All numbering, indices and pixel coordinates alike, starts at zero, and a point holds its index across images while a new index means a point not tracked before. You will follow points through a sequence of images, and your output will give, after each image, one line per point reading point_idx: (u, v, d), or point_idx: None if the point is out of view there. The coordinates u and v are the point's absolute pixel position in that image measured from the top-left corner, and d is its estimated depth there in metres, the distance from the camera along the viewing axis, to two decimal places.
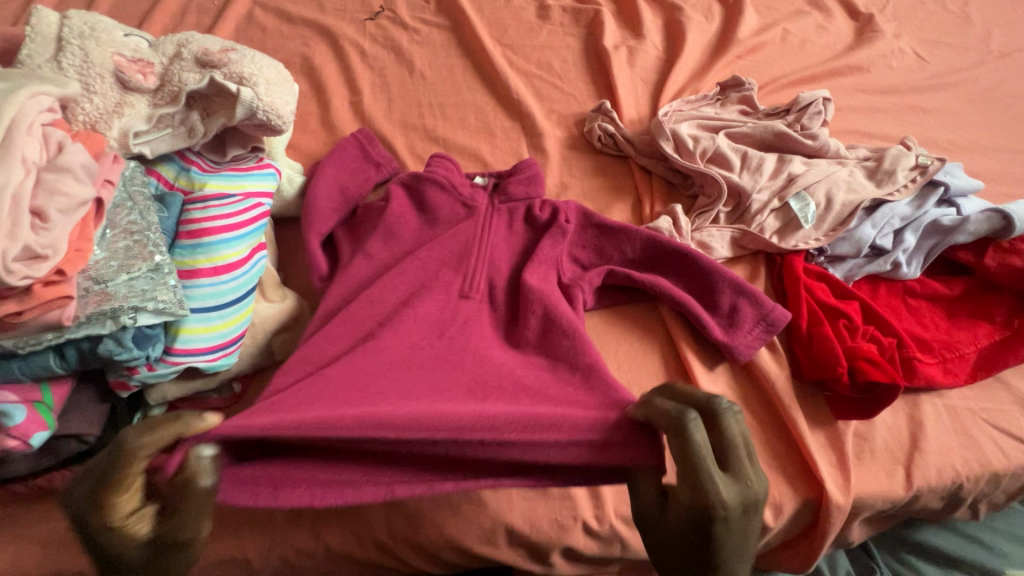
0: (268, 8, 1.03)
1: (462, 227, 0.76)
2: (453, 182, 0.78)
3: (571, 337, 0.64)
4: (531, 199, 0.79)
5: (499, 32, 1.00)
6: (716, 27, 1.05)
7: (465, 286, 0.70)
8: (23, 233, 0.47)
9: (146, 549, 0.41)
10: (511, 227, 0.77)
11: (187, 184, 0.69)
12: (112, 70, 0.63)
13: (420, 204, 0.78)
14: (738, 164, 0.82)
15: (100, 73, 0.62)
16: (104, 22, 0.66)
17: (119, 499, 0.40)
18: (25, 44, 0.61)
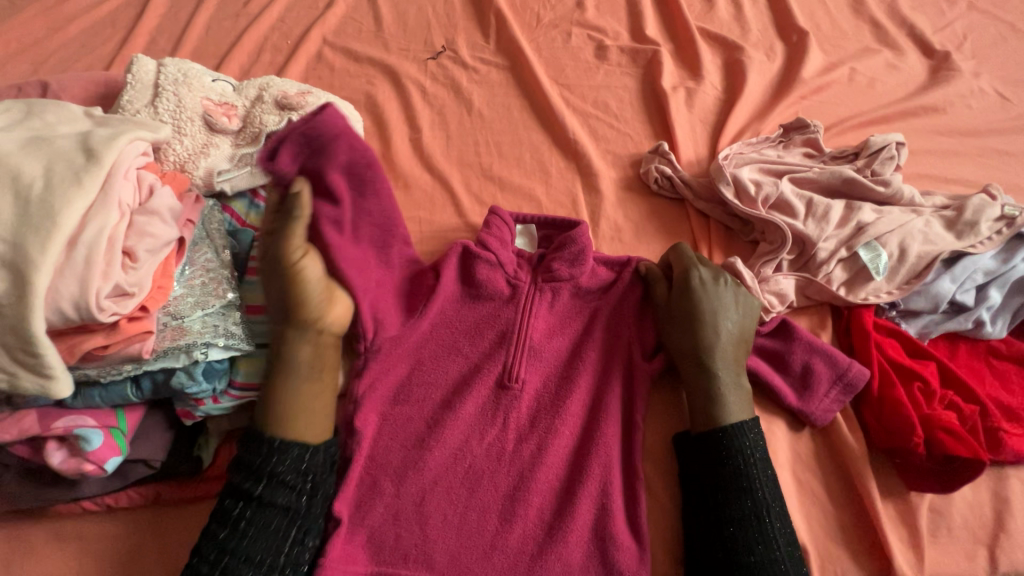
0: (336, 47, 1.08)
1: (506, 309, 0.75)
2: (500, 254, 0.77)
3: (608, 442, 0.68)
4: (576, 279, 0.76)
5: (556, 71, 1.02)
6: (778, 66, 1.02)
7: (505, 378, 0.71)
8: (114, 273, 0.51)
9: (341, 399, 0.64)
10: (554, 309, 0.76)
11: (258, 221, 0.70)
12: (200, 114, 0.68)
13: (467, 275, 0.77)
14: (803, 212, 0.78)
15: (191, 116, 0.67)
16: (195, 68, 0.71)
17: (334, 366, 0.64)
18: (127, 91, 0.67)
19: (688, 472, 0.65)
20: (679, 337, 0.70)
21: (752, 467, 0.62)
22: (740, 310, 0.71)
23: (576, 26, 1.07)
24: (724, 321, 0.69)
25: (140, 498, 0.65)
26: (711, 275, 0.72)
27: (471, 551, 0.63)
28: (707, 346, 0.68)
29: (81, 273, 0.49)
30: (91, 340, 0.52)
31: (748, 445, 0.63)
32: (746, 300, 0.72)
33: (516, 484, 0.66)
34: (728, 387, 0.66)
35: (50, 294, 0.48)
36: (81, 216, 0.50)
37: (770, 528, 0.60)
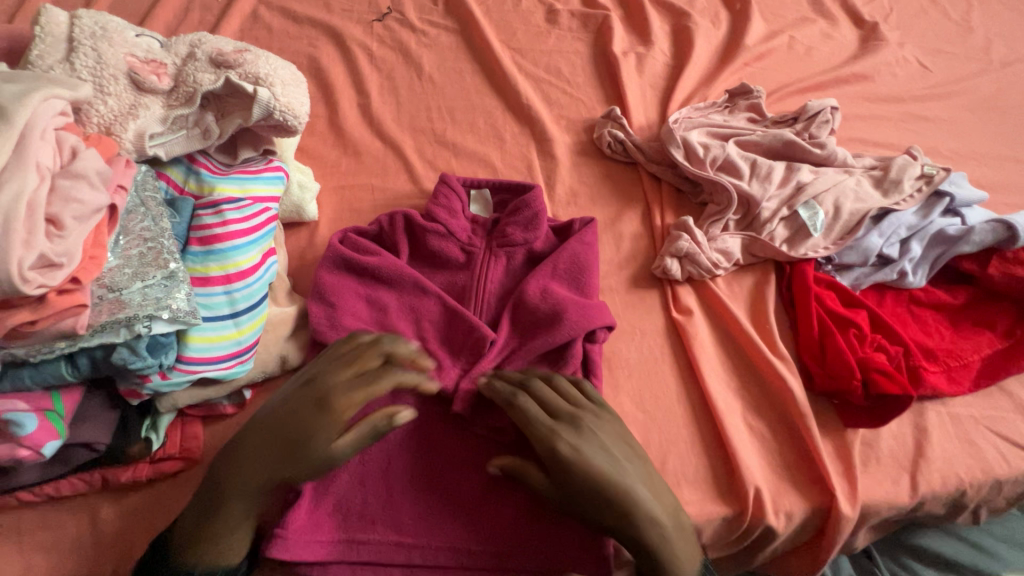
0: (274, 7, 1.02)
1: (463, 275, 0.76)
2: (449, 223, 0.76)
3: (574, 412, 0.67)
4: (530, 243, 0.76)
5: (507, 35, 1.00)
6: (723, 33, 1.05)
7: (468, 346, 0.70)
8: (37, 242, 0.46)
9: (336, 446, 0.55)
10: (509, 272, 0.76)
11: (197, 188, 0.67)
12: (125, 71, 0.62)
13: (422, 247, 0.77)
14: (747, 173, 0.82)
15: (114, 74, 0.61)
16: (114, 21, 0.65)
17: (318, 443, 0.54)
18: (36, 45, 0.60)
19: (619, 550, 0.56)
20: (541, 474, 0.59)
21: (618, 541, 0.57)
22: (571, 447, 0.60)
23: None
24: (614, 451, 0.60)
25: (85, 484, 0.62)
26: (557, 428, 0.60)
27: (438, 515, 0.63)
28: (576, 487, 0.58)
29: None
30: (14, 317, 0.47)
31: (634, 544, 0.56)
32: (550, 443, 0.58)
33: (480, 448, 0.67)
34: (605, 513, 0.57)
35: None
36: None
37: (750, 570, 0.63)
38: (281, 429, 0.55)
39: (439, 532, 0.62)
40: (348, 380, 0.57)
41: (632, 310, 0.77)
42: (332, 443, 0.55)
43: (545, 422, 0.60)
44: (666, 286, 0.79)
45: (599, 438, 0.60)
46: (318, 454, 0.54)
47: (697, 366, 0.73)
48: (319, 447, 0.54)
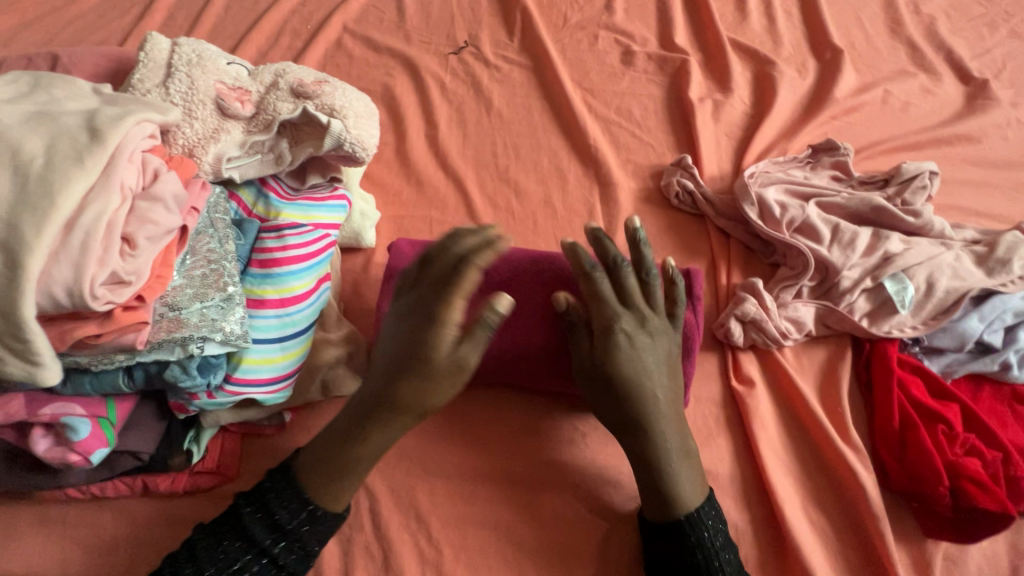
0: (357, 37, 1.07)
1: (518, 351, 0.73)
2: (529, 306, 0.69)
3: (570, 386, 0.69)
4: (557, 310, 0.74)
5: (580, 74, 0.99)
6: (810, 83, 0.98)
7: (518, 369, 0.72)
8: (110, 260, 0.48)
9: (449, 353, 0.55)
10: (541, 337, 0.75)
11: (264, 211, 0.69)
12: (213, 97, 0.65)
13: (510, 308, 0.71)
14: (828, 237, 0.75)
15: (203, 100, 0.64)
16: (209, 49, 0.68)
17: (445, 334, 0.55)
18: (138, 70, 0.64)
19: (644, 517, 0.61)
20: (602, 403, 0.62)
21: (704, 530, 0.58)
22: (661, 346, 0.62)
23: (603, 29, 1.04)
24: (650, 371, 0.61)
25: (127, 488, 0.65)
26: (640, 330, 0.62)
27: (471, 505, 0.66)
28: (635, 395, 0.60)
29: (75, 258, 0.47)
30: (82, 329, 0.49)
31: (705, 534, 0.58)
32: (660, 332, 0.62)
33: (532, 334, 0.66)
34: (673, 450, 0.60)
35: (42, 278, 0.46)
36: (79, 201, 0.48)
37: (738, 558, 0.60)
38: (408, 399, 0.56)
39: (477, 518, 0.65)
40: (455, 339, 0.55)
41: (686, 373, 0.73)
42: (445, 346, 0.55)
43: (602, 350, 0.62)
44: (726, 350, 0.74)
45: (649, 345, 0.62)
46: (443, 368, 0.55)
47: (755, 445, 0.67)
48: (444, 363, 0.55)
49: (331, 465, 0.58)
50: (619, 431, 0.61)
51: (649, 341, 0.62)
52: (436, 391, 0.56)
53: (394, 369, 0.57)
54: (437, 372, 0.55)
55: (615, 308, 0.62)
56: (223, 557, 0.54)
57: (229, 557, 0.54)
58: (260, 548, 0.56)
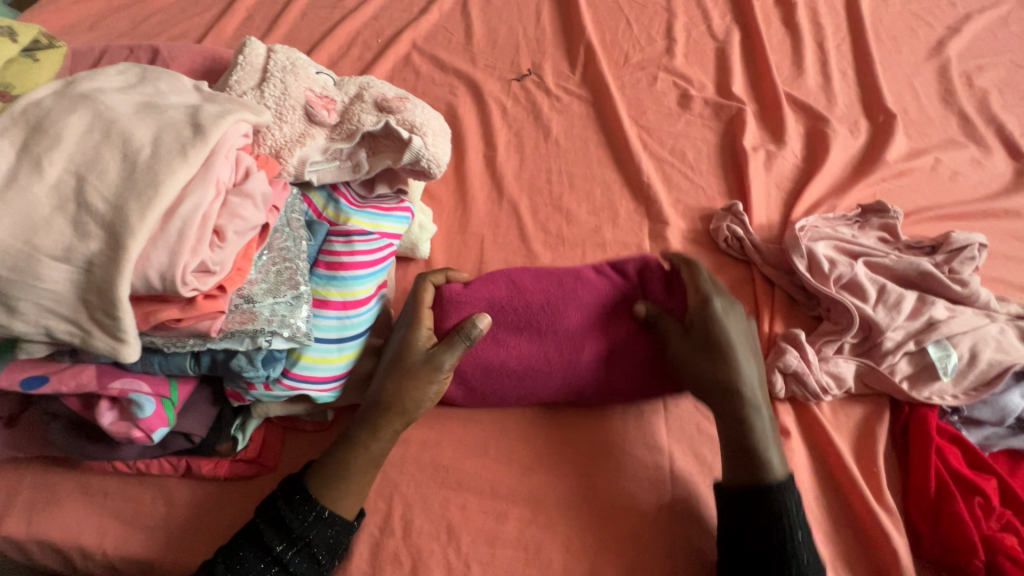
0: (425, 55, 1.12)
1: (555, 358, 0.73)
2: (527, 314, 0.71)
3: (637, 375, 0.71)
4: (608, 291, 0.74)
5: (637, 112, 1.02)
6: (862, 143, 1.00)
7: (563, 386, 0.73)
8: (202, 250, 0.51)
9: (423, 353, 0.68)
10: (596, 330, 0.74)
11: (334, 216, 0.72)
12: (302, 104, 0.69)
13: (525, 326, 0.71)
14: (874, 296, 0.76)
15: (293, 105, 0.68)
16: (302, 59, 0.73)
17: (419, 338, 0.69)
18: (237, 72, 0.69)
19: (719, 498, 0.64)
20: (705, 368, 0.67)
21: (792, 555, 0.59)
22: (738, 325, 0.70)
23: (662, 71, 1.08)
24: (738, 346, 0.68)
25: (171, 468, 0.67)
26: (725, 300, 0.70)
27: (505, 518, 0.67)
28: (730, 376, 0.66)
29: (171, 244, 0.49)
30: (166, 312, 0.52)
31: (797, 535, 0.59)
32: (733, 309, 0.70)
33: (619, 326, 0.72)
34: (760, 419, 0.65)
35: (140, 260, 0.49)
36: (179, 191, 0.51)
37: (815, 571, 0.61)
38: (393, 393, 0.66)
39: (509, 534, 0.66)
40: (423, 340, 0.69)
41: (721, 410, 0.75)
42: (417, 346, 0.68)
43: (686, 346, 0.68)
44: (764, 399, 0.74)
45: (732, 317, 0.69)
46: (418, 364, 0.67)
47: None
48: (420, 360, 0.67)
49: (342, 465, 0.64)
50: (729, 415, 0.66)
51: (732, 320, 0.69)
52: (417, 387, 0.67)
53: (383, 374, 0.69)
54: (413, 367, 0.67)
55: (698, 296, 0.70)
56: (239, 567, 0.58)
57: (245, 564, 0.59)
58: (273, 555, 0.60)
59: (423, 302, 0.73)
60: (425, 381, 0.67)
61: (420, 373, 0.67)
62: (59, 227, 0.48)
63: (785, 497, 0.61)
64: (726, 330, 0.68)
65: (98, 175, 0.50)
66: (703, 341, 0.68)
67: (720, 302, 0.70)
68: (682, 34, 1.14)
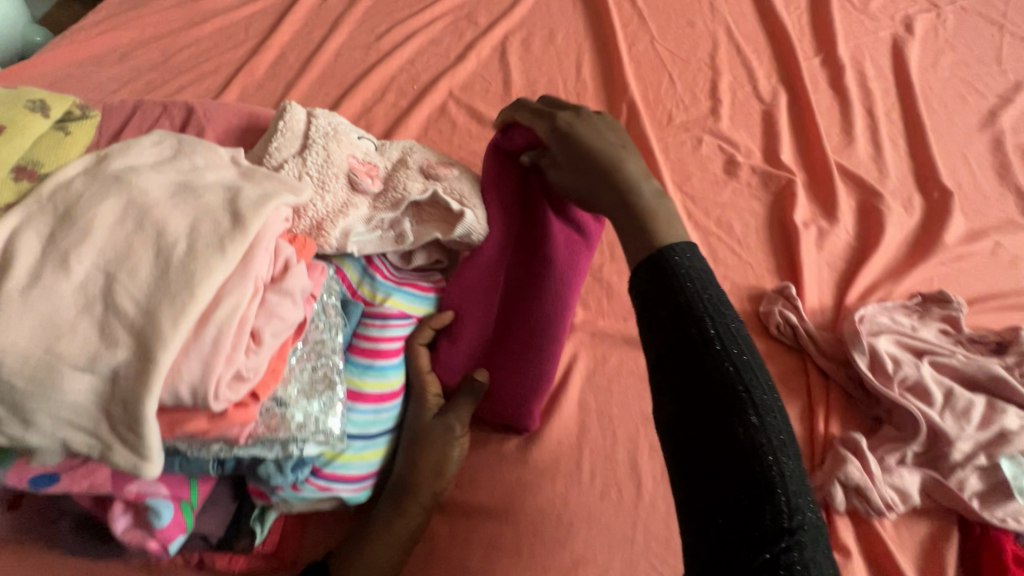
0: (461, 105, 1.09)
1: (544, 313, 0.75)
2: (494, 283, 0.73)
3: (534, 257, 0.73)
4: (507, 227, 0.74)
5: (681, 178, 0.98)
6: (917, 222, 0.96)
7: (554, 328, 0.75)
8: (238, 359, 0.46)
9: (435, 418, 0.66)
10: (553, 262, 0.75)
11: (369, 293, 0.67)
12: (346, 171, 0.66)
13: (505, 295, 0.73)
14: (940, 401, 0.70)
15: (336, 173, 0.65)
16: (342, 123, 0.70)
17: (428, 404, 0.66)
18: (277, 139, 0.65)
19: (635, 280, 0.50)
20: (570, 180, 0.61)
21: (718, 342, 0.44)
22: (609, 131, 0.63)
23: (706, 133, 1.04)
24: (615, 150, 0.59)
25: (183, 561, 0.62)
26: (576, 117, 0.65)
27: None
28: (618, 164, 0.58)
29: (205, 355, 0.45)
30: (193, 422, 0.47)
31: (799, 526, 0.39)
32: (611, 127, 0.64)
33: (547, 228, 0.73)
34: (641, 181, 0.56)
35: (170, 372, 0.44)
36: (216, 292, 0.47)
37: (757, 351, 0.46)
38: (414, 471, 0.63)
39: None
40: (432, 405, 0.67)
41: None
42: (427, 411, 0.66)
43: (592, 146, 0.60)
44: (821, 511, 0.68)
45: (596, 123, 0.63)
46: (433, 430, 0.65)
47: None
48: (433, 426, 0.65)
49: (359, 558, 0.58)
50: (602, 189, 0.57)
51: (588, 124, 0.63)
52: (436, 454, 0.64)
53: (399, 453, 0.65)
54: (429, 436, 0.64)
55: (547, 122, 0.67)
56: None
57: None
58: None
59: (424, 370, 0.68)
60: (443, 446, 0.64)
61: (436, 441, 0.64)
62: (85, 332, 0.44)
63: (696, 310, 0.45)
64: (590, 138, 0.61)
65: (128, 273, 0.46)
66: (585, 162, 0.60)
67: (568, 119, 0.65)
68: (727, 95, 1.11)
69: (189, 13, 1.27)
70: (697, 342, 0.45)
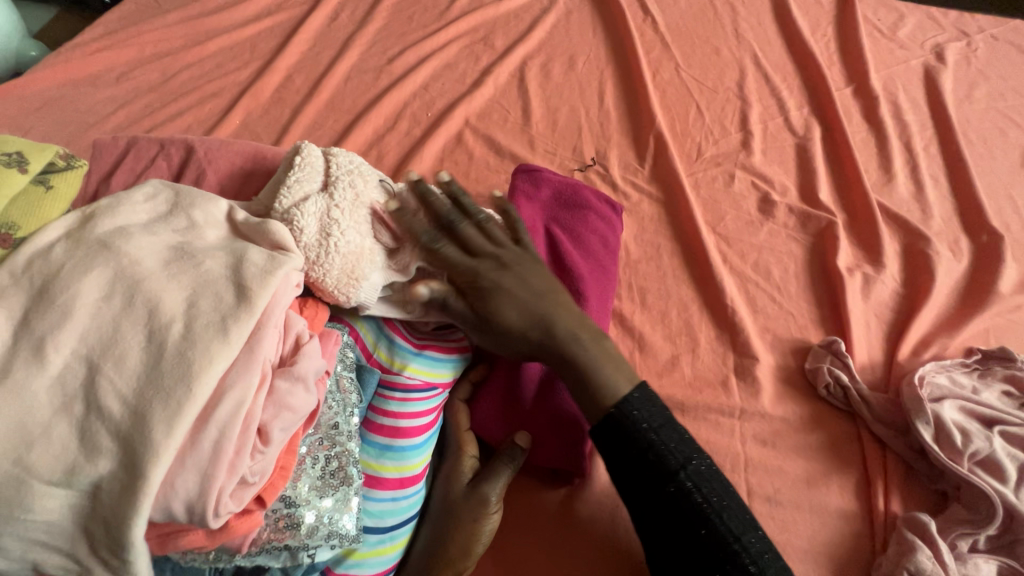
0: (479, 134, 1.03)
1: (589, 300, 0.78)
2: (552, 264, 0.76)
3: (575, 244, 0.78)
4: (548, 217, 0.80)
5: (714, 217, 0.92)
6: (966, 267, 0.90)
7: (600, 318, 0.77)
8: (242, 466, 0.40)
9: (467, 485, 0.64)
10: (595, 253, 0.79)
11: (387, 358, 0.60)
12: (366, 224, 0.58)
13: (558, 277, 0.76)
14: (1015, 479, 0.63)
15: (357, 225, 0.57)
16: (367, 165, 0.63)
17: (463, 468, 0.66)
18: (296, 174, 0.58)
19: (598, 440, 0.58)
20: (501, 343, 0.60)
21: (698, 493, 0.54)
22: (536, 282, 0.61)
23: (739, 168, 0.98)
24: (546, 308, 0.60)
25: None
26: (507, 259, 0.61)
27: None
28: (555, 334, 0.59)
29: (203, 465, 0.38)
30: (188, 537, 0.40)
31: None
32: (532, 269, 0.62)
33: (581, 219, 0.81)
34: (588, 351, 0.59)
35: (162, 487, 0.38)
36: (218, 385, 0.40)
37: (726, 480, 0.58)
38: (444, 547, 0.60)
39: None
40: (467, 470, 0.65)
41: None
42: (461, 475, 0.65)
43: (531, 319, 0.59)
44: None
45: (522, 273, 0.61)
46: (464, 497, 0.63)
47: None
48: (465, 494, 0.63)
49: None
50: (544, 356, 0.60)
51: (520, 274, 0.60)
52: (468, 525, 0.61)
53: (432, 525, 0.63)
54: (460, 507, 0.62)
55: (473, 261, 0.60)
56: None
57: None
58: None
59: (461, 426, 0.68)
60: (476, 518, 0.62)
61: (467, 511, 0.62)
62: (60, 438, 0.37)
63: (671, 455, 0.56)
64: (516, 286, 0.59)
65: (113, 363, 0.39)
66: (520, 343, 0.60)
67: (493, 269, 0.60)
68: (758, 127, 1.06)
69: (191, 32, 1.20)
70: (678, 497, 0.54)
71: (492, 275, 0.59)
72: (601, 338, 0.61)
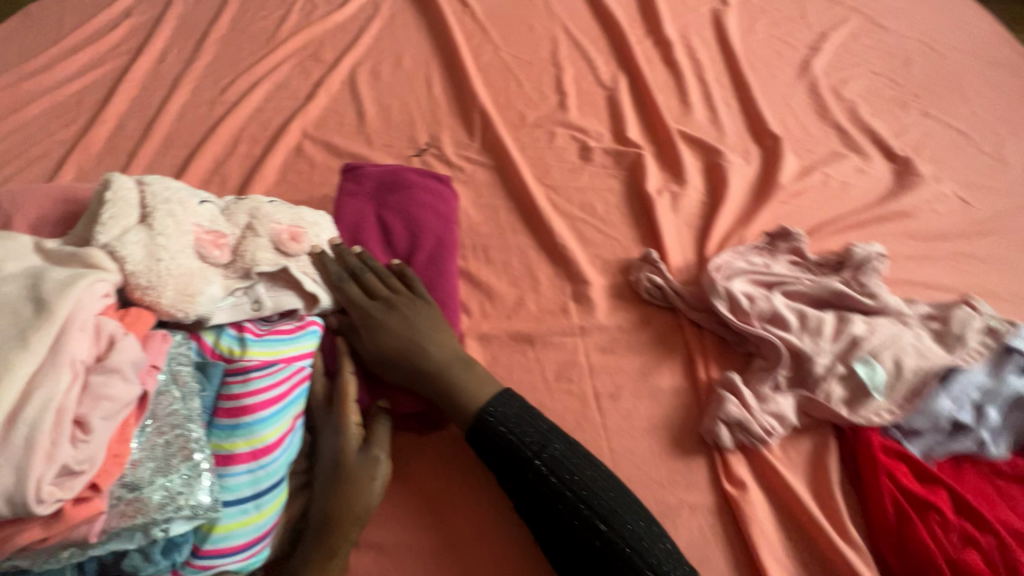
0: (318, 142, 1.08)
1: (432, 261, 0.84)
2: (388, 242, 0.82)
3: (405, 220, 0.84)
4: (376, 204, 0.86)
5: (542, 172, 1.02)
6: (756, 169, 1.05)
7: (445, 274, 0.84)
8: (60, 453, 0.44)
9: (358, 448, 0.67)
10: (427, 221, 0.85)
11: (229, 349, 0.64)
12: (192, 246, 0.65)
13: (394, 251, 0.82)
14: (796, 325, 0.77)
15: (181, 249, 0.63)
16: (185, 188, 0.69)
17: (350, 435, 0.67)
18: (109, 208, 0.62)
19: (472, 445, 0.68)
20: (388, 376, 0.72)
21: (553, 475, 0.64)
22: (427, 326, 0.73)
23: (558, 126, 1.09)
24: (427, 345, 0.72)
25: None
26: (388, 307, 0.73)
27: None
28: (429, 362, 0.70)
29: (18, 459, 0.42)
30: (27, 533, 0.44)
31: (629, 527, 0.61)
32: (422, 313, 0.74)
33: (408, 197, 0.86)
34: (466, 377, 0.70)
35: None
36: (24, 388, 0.44)
37: (584, 457, 0.67)
38: (340, 509, 0.62)
39: None
40: (353, 436, 0.67)
41: (659, 464, 0.73)
42: (349, 441, 0.67)
43: (404, 351, 0.71)
44: (714, 452, 0.73)
45: (411, 314, 0.73)
46: (356, 460, 0.65)
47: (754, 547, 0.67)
48: (357, 458, 0.66)
49: None
50: (421, 378, 0.70)
51: (405, 316, 0.73)
52: (365, 483, 0.64)
53: (326, 491, 0.64)
54: (354, 471, 0.65)
55: (362, 309, 0.72)
56: None
57: None
58: None
59: (348, 397, 0.69)
60: (371, 475, 0.65)
61: (363, 472, 0.65)
62: None
63: (525, 456, 0.66)
64: (396, 327, 0.72)
65: None
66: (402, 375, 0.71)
67: (384, 313, 0.72)
68: (572, 87, 1.17)
69: (7, 99, 1.18)
70: (536, 482, 0.64)
71: (379, 321, 0.72)
72: (475, 362, 0.73)
